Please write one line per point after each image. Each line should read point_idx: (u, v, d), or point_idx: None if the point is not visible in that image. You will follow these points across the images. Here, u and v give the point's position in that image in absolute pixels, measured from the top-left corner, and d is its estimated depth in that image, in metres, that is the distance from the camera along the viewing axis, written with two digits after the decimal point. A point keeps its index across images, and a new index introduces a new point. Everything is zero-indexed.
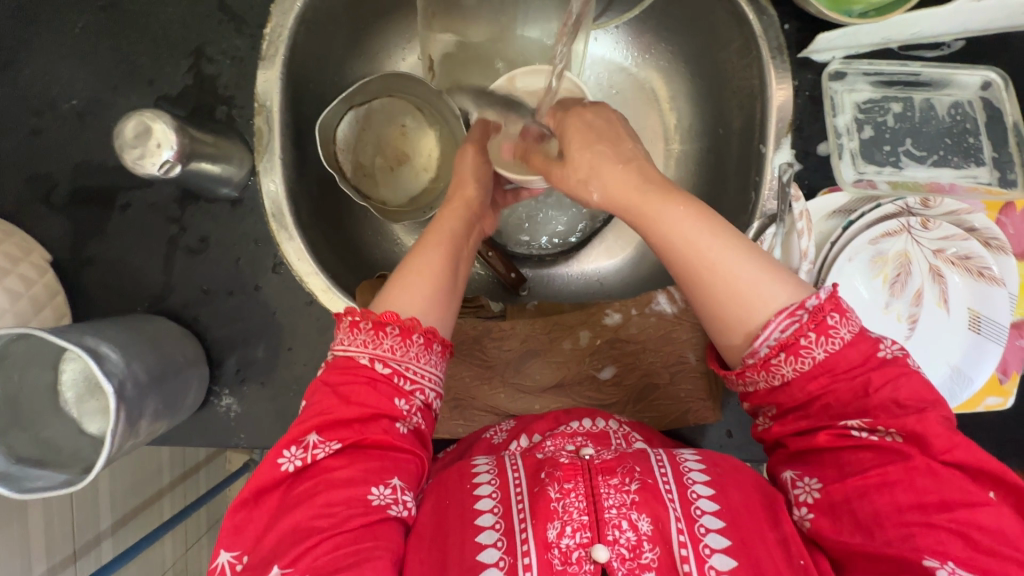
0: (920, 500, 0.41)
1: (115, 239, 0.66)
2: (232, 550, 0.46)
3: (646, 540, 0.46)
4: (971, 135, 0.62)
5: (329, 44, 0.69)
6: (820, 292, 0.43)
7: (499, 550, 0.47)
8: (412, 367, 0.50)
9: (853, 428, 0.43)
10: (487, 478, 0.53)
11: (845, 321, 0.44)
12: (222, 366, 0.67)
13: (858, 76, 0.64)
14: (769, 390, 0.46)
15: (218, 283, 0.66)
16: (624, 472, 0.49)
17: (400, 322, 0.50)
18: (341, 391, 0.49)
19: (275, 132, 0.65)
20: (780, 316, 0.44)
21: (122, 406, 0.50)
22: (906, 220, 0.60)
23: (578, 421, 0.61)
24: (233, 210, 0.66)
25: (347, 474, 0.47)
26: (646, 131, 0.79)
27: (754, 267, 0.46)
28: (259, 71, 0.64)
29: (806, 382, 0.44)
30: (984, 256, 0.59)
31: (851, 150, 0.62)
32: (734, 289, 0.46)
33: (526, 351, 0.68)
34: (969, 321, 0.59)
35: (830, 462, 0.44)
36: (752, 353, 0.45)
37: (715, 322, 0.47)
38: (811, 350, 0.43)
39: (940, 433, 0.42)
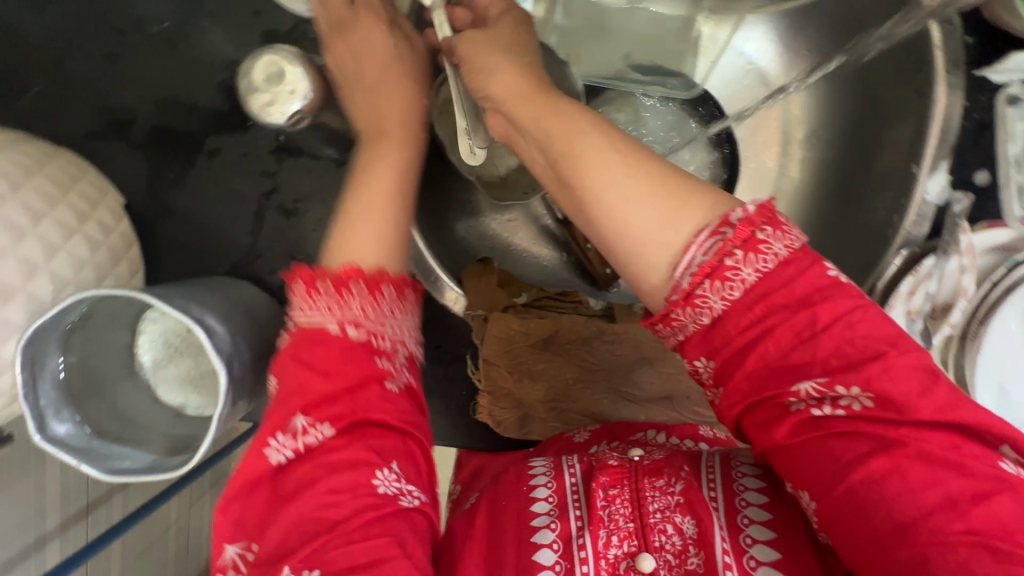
0: (917, 501, 0.34)
1: (198, 189, 0.58)
2: (235, 543, 0.37)
3: (691, 544, 0.43)
4: None
5: None
6: (745, 205, 0.38)
7: (554, 551, 0.44)
8: (388, 325, 0.42)
9: (813, 407, 0.36)
10: (543, 479, 0.50)
11: (779, 236, 0.37)
12: None
13: None
14: (700, 335, 0.38)
15: (311, 251, 0.59)
16: (670, 473, 0.47)
17: (365, 276, 0.42)
18: (314, 364, 0.40)
19: None
20: (703, 236, 0.38)
21: (229, 386, 0.45)
22: None
23: (654, 432, 0.57)
24: (336, 171, 0.59)
25: (349, 457, 0.38)
26: (761, 133, 0.76)
27: (654, 203, 0.39)
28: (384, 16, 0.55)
29: (738, 318, 0.37)
30: None
31: (1019, 184, 0.58)
32: (641, 221, 0.39)
33: (637, 358, 0.63)
34: None
35: (808, 467, 0.37)
36: (675, 288, 0.38)
37: (628, 251, 0.39)
38: (739, 271, 0.37)
39: (910, 392, 0.35)
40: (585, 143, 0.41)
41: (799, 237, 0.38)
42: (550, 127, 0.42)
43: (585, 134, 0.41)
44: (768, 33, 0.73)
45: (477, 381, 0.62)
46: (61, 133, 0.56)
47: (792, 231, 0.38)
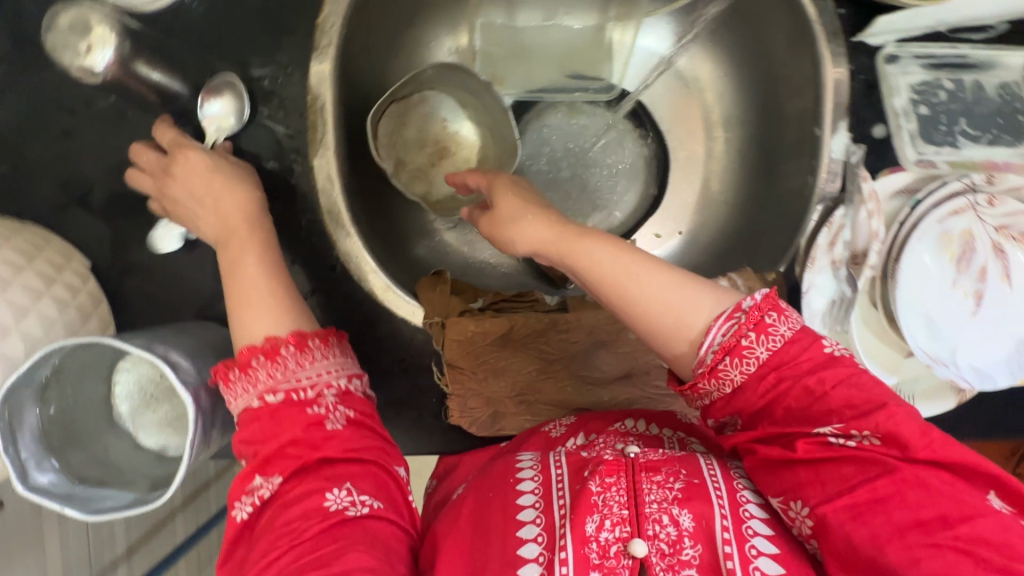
0: (916, 517, 0.39)
1: (159, 244, 0.62)
2: None
3: (688, 536, 0.45)
4: (1020, 114, 0.64)
5: (376, 33, 0.67)
6: (755, 295, 0.46)
7: (537, 544, 0.46)
8: (299, 374, 0.49)
9: (829, 437, 0.43)
10: (529, 473, 0.52)
11: (783, 318, 0.45)
12: None
13: (910, 60, 0.65)
14: (723, 401, 0.47)
15: None
16: (669, 470, 0.49)
17: (260, 349, 0.49)
18: (255, 439, 0.47)
19: (328, 123, 0.61)
20: (720, 320, 0.46)
21: (198, 416, 0.48)
22: (972, 198, 0.60)
23: (632, 420, 0.61)
24: (285, 208, 0.63)
25: (302, 490, 0.45)
26: (684, 122, 0.81)
27: (666, 293, 0.47)
28: (312, 63, 0.61)
29: (754, 384, 0.45)
30: None
31: (911, 131, 0.63)
32: (661, 315, 0.46)
33: (593, 343, 0.66)
34: None
35: (809, 479, 0.43)
36: (701, 363, 0.45)
37: (655, 335, 0.47)
38: (753, 349, 0.45)
39: (915, 434, 0.42)
40: (610, 267, 0.48)
41: (799, 318, 0.47)
42: (570, 254, 0.50)
43: (602, 253, 0.48)
44: (674, 30, 0.79)
45: (443, 386, 0.65)
46: (26, 210, 0.60)
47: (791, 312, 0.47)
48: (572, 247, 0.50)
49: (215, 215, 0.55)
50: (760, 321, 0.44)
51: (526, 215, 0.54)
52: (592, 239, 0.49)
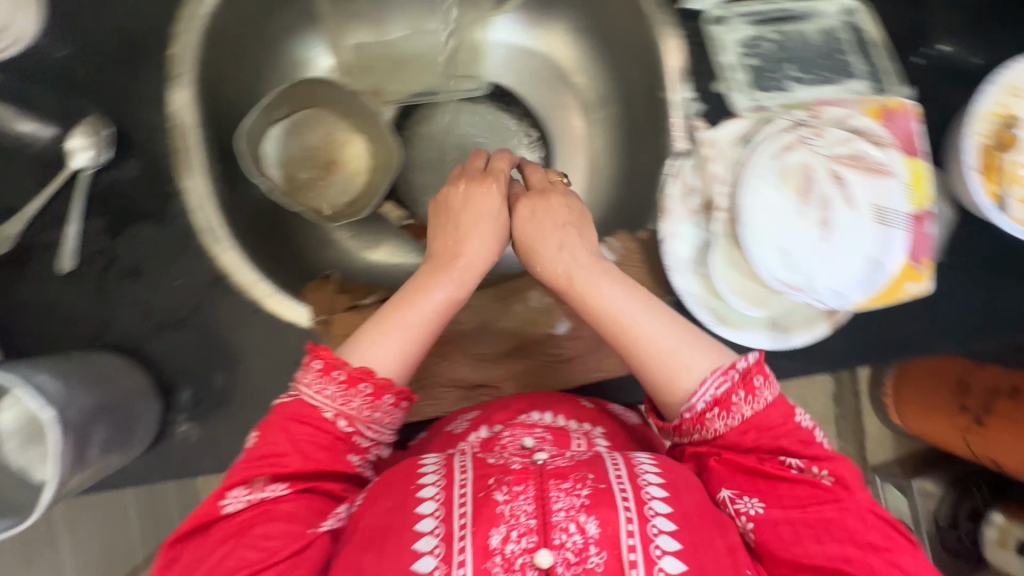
0: (851, 536, 0.50)
1: (41, 282, 0.63)
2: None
3: (593, 543, 0.46)
4: (842, 54, 0.69)
5: (241, 59, 0.71)
6: (747, 358, 0.54)
7: (434, 556, 0.46)
8: (375, 426, 0.54)
9: (792, 465, 0.53)
10: (432, 478, 0.51)
11: (768, 383, 0.54)
12: (174, 395, 0.65)
13: (735, 19, 0.70)
14: (701, 442, 0.55)
15: (159, 310, 0.65)
16: (577, 477, 0.49)
17: (374, 380, 0.53)
18: (297, 442, 0.51)
19: (194, 146, 0.65)
20: (715, 374, 0.54)
21: (63, 433, 0.49)
22: (799, 132, 0.64)
23: (539, 412, 0.61)
24: (163, 231, 0.65)
25: (290, 509, 0.50)
26: (561, 108, 0.86)
27: (672, 338, 0.56)
28: (170, 91, 0.65)
29: (737, 436, 0.53)
30: (874, 154, 0.64)
31: (741, 82, 0.68)
32: (671, 355, 0.55)
33: (482, 320, 0.69)
34: (875, 215, 0.64)
35: (766, 489, 0.52)
36: (690, 408, 0.53)
37: (654, 376, 0.55)
38: (740, 407, 0.53)
39: (854, 481, 0.53)
40: (615, 312, 0.57)
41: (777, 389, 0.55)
42: (576, 296, 0.58)
43: (617, 296, 0.57)
44: (536, 22, 0.83)
45: None
46: None
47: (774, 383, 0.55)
48: (588, 291, 0.58)
49: (453, 244, 0.60)
50: (749, 382, 0.52)
51: (565, 232, 0.61)
52: (606, 281, 0.58)
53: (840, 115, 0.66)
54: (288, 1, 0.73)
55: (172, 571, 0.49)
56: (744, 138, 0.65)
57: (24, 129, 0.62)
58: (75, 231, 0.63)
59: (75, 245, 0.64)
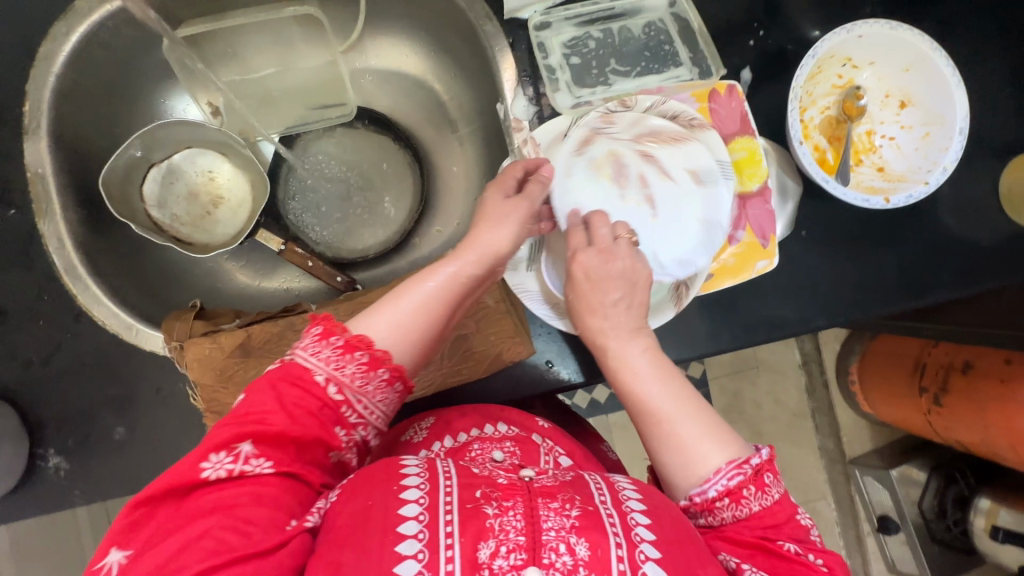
0: None
1: None
2: (124, 548, 0.45)
3: (582, 565, 0.45)
4: (666, 44, 0.71)
5: (107, 111, 0.76)
6: (761, 453, 0.52)
7: (417, 561, 0.44)
8: (364, 400, 0.53)
9: (791, 547, 0.50)
10: (415, 478, 0.50)
11: (774, 479, 0.52)
12: (45, 429, 0.68)
13: (559, 22, 0.72)
14: (720, 528, 0.52)
15: (29, 349, 0.68)
16: (564, 497, 0.49)
17: (370, 352, 0.53)
18: (286, 403, 0.50)
19: (53, 195, 0.69)
20: (729, 465, 0.51)
21: None
22: (589, 126, 0.66)
23: (496, 425, 0.67)
24: (28, 275, 0.69)
25: (270, 492, 0.48)
26: (434, 127, 0.90)
27: (699, 426, 0.53)
28: (26, 144, 0.69)
29: (739, 530, 0.51)
30: (672, 123, 0.66)
31: (566, 81, 0.70)
32: (686, 440, 0.53)
33: None
34: (694, 179, 0.66)
35: (767, 565, 0.49)
36: (701, 494, 0.51)
37: (665, 456, 0.54)
38: (749, 500, 0.51)
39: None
40: (645, 387, 0.55)
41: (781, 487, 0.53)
42: (619, 368, 0.57)
43: (651, 372, 0.56)
44: (398, 47, 0.87)
45: (197, 406, 0.67)
46: None
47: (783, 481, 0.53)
48: (620, 363, 0.57)
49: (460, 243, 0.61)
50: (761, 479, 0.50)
51: (607, 282, 0.59)
52: (637, 355, 0.57)
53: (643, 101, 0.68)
54: (146, 52, 0.77)
55: (135, 534, 0.45)
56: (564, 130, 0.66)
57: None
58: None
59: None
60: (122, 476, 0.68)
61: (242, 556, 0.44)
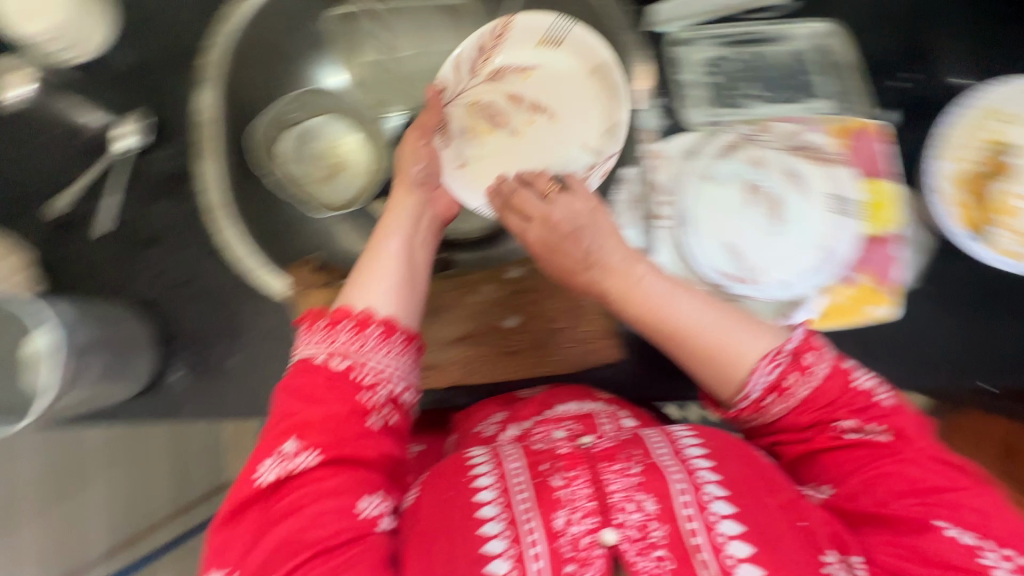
0: (913, 487, 0.54)
1: (81, 241, 0.77)
2: (219, 567, 0.54)
3: (653, 519, 0.52)
4: (804, 75, 0.71)
5: (266, 71, 0.84)
6: (791, 339, 0.57)
7: (504, 538, 0.52)
8: (370, 358, 0.58)
9: (848, 432, 0.57)
10: (483, 468, 0.58)
11: (818, 358, 0.57)
12: (171, 346, 0.76)
13: (701, 39, 0.72)
14: (770, 422, 0.59)
15: (170, 273, 0.77)
16: (624, 458, 0.57)
17: (353, 317, 0.59)
18: (303, 395, 0.57)
19: (214, 139, 0.77)
20: (764, 360, 0.57)
21: (65, 356, 0.60)
22: (738, 132, 0.68)
23: (567, 404, 0.69)
24: (182, 207, 0.77)
25: (333, 485, 0.54)
26: None
27: (737, 330, 0.58)
28: (199, 92, 0.78)
29: (793, 417, 0.58)
30: (820, 146, 0.67)
31: (699, 97, 0.71)
32: (708, 346, 0.57)
33: (435, 308, 0.73)
34: (830, 202, 0.66)
35: (831, 467, 0.58)
36: (746, 397, 0.57)
37: (704, 372, 0.58)
38: (795, 389, 0.57)
39: (914, 430, 0.57)
40: (671, 316, 0.58)
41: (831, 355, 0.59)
42: (626, 311, 0.60)
43: (665, 294, 0.59)
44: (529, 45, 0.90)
45: None
46: None
47: (827, 351, 0.59)
48: (625, 300, 0.60)
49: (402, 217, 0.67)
50: (797, 361, 0.56)
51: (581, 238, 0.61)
52: (647, 287, 0.59)
53: (592, 48, 0.73)
54: (306, 24, 0.85)
55: (225, 555, 0.53)
56: (439, 86, 0.74)
57: (87, 114, 0.75)
58: (114, 203, 0.77)
59: (112, 215, 0.77)
60: (228, 402, 0.75)
61: (331, 544, 0.52)
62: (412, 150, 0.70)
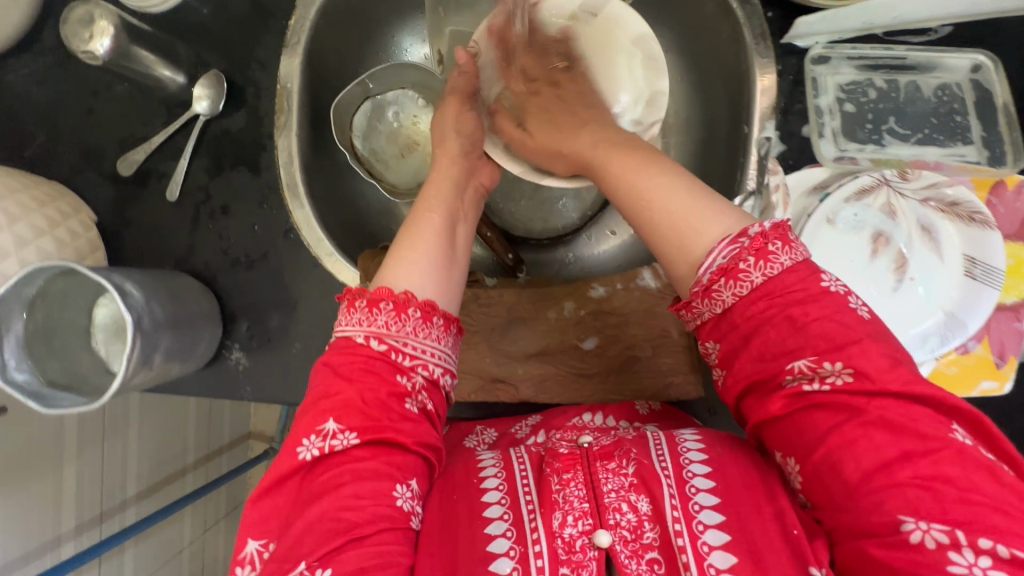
0: (882, 459, 0.39)
1: (151, 204, 0.73)
2: (260, 540, 0.48)
3: (647, 520, 0.47)
4: (958, 115, 0.63)
5: (350, 39, 0.78)
6: (762, 222, 0.44)
7: (508, 538, 0.48)
8: (409, 342, 0.51)
9: (803, 382, 0.42)
10: (493, 471, 0.53)
11: (786, 249, 0.43)
12: (234, 324, 0.73)
13: (842, 60, 0.65)
14: (715, 323, 0.45)
15: (237, 248, 0.73)
16: (621, 455, 0.51)
17: (394, 298, 0.51)
18: (342, 371, 0.50)
19: (293, 110, 0.72)
20: (724, 243, 0.45)
21: (138, 337, 0.57)
22: (881, 174, 0.61)
23: (590, 415, 0.64)
24: (252, 180, 0.73)
25: (372, 467, 0.48)
26: None
27: (683, 188, 0.49)
28: (282, 57, 0.72)
29: (749, 317, 0.43)
30: (974, 202, 0.58)
31: (833, 128, 0.64)
32: (676, 209, 0.48)
33: (512, 319, 0.71)
34: (963, 266, 0.60)
35: (794, 432, 0.43)
36: (697, 282, 0.45)
37: (663, 242, 0.48)
38: (749, 273, 0.43)
39: (882, 367, 0.41)
40: (663, 201, 0.48)
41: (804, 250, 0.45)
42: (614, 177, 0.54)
43: (636, 162, 0.53)
44: None
45: None
46: (54, 171, 0.74)
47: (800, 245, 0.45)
48: (614, 168, 0.54)
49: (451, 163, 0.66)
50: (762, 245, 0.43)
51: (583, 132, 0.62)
52: (635, 159, 0.53)
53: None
54: None
55: (264, 526, 0.48)
56: (472, 50, 0.70)
57: (158, 72, 0.71)
58: (184, 166, 0.72)
59: (181, 179, 0.73)
60: (287, 388, 0.72)
61: (359, 530, 0.46)
62: (456, 119, 0.68)
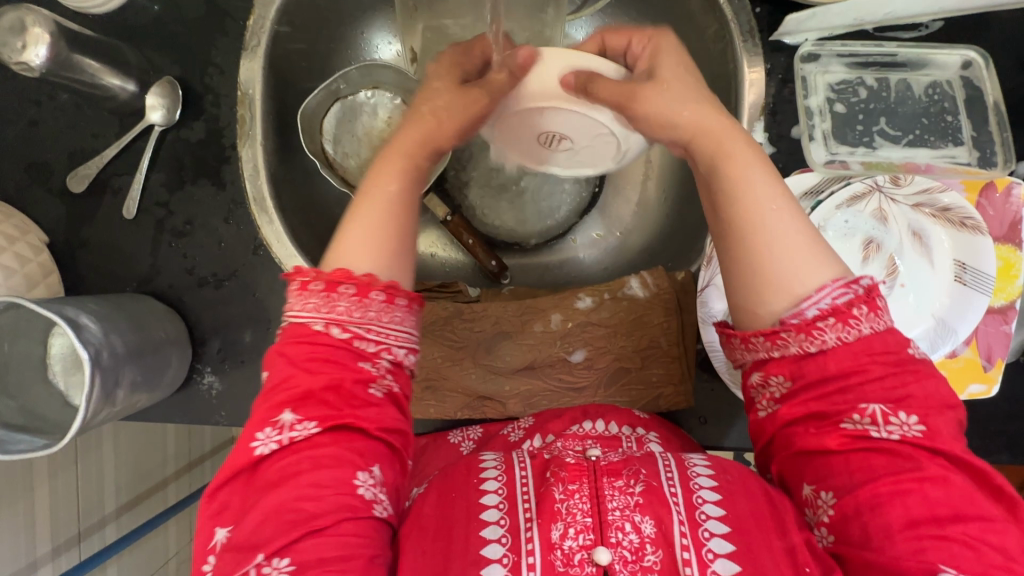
0: (931, 511, 0.40)
1: (106, 223, 0.68)
2: (226, 527, 0.44)
3: (649, 542, 0.44)
4: (949, 114, 0.62)
5: (315, 38, 0.73)
6: (871, 277, 0.44)
7: (502, 546, 0.45)
8: (373, 327, 0.47)
9: (869, 427, 0.42)
10: (493, 474, 0.51)
11: (871, 315, 0.42)
12: (204, 346, 0.69)
13: (831, 58, 0.63)
14: (795, 359, 0.43)
15: (203, 266, 0.69)
16: (629, 474, 0.48)
17: (354, 280, 0.47)
18: (304, 364, 0.46)
19: (257, 119, 0.67)
20: (836, 283, 0.43)
21: (97, 373, 0.53)
22: (875, 181, 0.60)
23: (589, 421, 0.62)
24: (216, 195, 0.69)
25: (332, 453, 0.44)
26: None
27: (797, 224, 0.46)
28: (242, 61, 0.67)
29: (844, 361, 0.42)
30: (967, 207, 0.58)
31: (823, 130, 0.62)
32: (792, 243, 0.45)
33: (497, 333, 0.68)
34: (953, 272, 0.59)
35: (839, 468, 0.42)
36: (798, 313, 0.43)
37: (755, 275, 0.45)
38: (859, 322, 0.42)
39: (946, 431, 0.42)
40: (757, 198, 0.46)
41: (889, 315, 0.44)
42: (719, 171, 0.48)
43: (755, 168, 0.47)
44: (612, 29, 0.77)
45: None
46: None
47: None
48: (732, 158, 0.48)
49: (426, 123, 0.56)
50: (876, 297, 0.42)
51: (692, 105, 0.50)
52: (756, 159, 0.48)
53: None
54: None
55: (222, 519, 0.44)
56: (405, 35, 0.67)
57: (106, 80, 0.65)
58: (140, 181, 0.68)
59: (138, 195, 0.68)
60: None
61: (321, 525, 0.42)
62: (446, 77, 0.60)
